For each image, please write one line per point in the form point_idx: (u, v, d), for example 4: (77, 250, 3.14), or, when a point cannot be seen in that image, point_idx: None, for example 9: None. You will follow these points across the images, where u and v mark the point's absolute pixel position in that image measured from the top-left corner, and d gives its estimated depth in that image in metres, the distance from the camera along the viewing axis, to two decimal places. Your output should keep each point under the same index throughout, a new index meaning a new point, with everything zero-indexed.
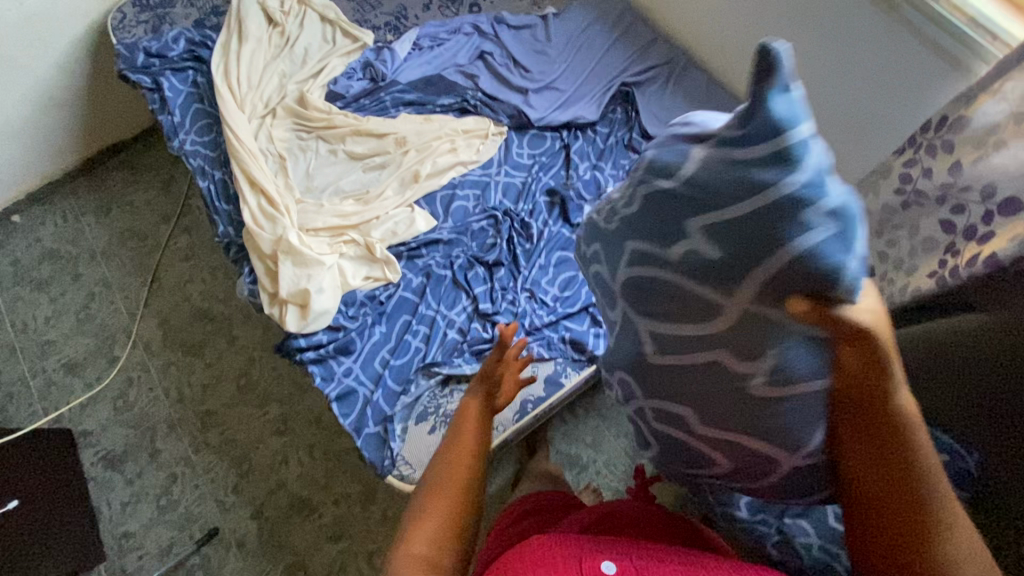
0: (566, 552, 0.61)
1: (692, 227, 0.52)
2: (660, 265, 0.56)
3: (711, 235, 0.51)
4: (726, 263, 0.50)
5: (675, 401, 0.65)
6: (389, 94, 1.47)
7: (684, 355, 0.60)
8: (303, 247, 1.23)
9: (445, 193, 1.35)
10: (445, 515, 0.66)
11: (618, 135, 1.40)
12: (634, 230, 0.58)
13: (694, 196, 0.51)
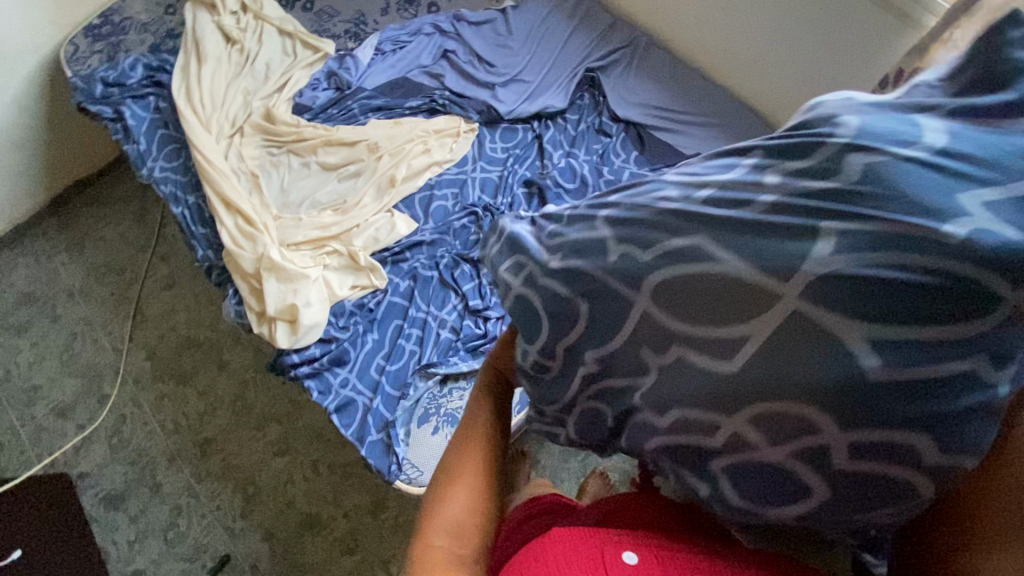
0: (587, 547, 0.60)
1: (966, 202, 0.44)
2: (913, 243, 0.45)
3: (988, 208, 0.44)
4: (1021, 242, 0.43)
5: (795, 399, 0.50)
6: (357, 102, 1.46)
7: (924, 345, 0.46)
8: (286, 262, 1.22)
9: (423, 194, 1.35)
10: (465, 499, 0.71)
11: (588, 120, 1.41)
12: (851, 198, 0.47)
13: (962, 168, 0.45)
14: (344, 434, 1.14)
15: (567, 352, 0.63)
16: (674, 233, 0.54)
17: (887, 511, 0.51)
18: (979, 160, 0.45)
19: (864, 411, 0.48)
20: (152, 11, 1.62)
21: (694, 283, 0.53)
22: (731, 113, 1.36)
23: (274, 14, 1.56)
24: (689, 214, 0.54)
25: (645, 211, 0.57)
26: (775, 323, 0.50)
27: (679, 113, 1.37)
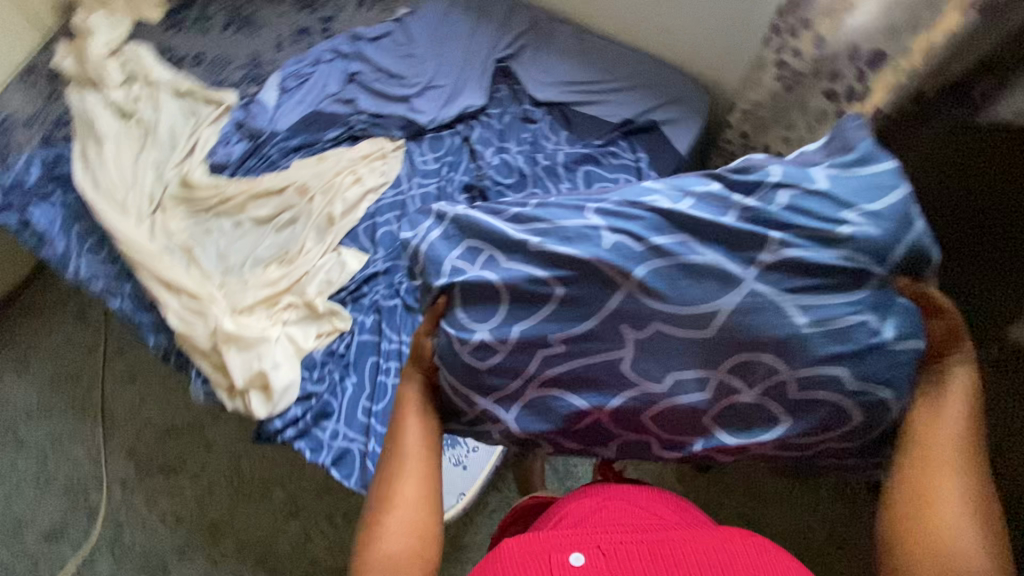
0: (537, 551, 0.67)
1: (855, 213, 0.65)
2: (823, 241, 0.65)
3: (871, 217, 0.65)
4: (891, 239, 0.64)
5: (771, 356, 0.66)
6: (274, 147, 1.40)
7: (842, 308, 0.65)
8: (242, 329, 1.17)
9: (366, 225, 1.31)
10: (401, 522, 0.70)
11: (512, 110, 1.37)
12: (776, 210, 0.67)
13: (847, 196, 0.66)
14: (348, 486, 1.12)
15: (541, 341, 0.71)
16: (661, 231, 0.68)
17: (834, 438, 0.69)
18: (856, 188, 0.66)
19: (814, 350, 0.65)
20: (34, 103, 1.52)
21: (687, 271, 0.67)
22: (648, 71, 1.36)
23: (165, 76, 1.49)
24: (672, 213, 0.69)
25: (637, 210, 0.70)
26: (737, 296, 0.66)
27: (598, 83, 1.36)
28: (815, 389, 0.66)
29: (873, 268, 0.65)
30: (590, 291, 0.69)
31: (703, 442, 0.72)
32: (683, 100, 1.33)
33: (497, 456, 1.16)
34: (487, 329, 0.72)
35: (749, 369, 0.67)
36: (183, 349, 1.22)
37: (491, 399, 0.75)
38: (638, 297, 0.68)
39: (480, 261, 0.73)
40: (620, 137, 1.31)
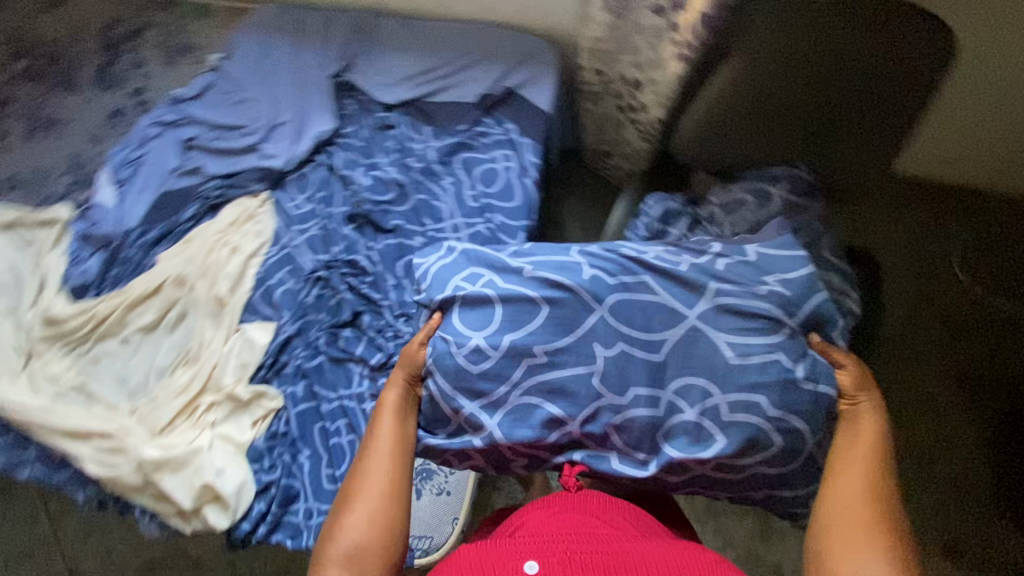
0: (496, 558, 0.70)
1: (767, 279, 0.90)
2: (739, 293, 0.88)
3: (781, 281, 0.90)
4: (794, 295, 0.88)
5: (700, 376, 0.86)
6: (132, 246, 1.27)
7: (758, 328, 0.87)
8: (169, 451, 1.08)
9: (260, 293, 1.22)
10: (368, 510, 0.77)
11: (367, 122, 1.29)
12: (697, 273, 0.91)
13: (755, 266, 0.91)
14: None
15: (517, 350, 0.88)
16: (618, 282, 0.91)
17: (774, 457, 0.84)
18: (771, 266, 0.91)
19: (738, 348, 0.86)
20: None
21: (630, 313, 0.89)
22: (487, 37, 1.31)
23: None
24: (623, 266, 0.92)
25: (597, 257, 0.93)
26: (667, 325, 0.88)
27: (442, 66, 1.30)
28: (744, 409, 0.84)
29: (783, 320, 0.87)
30: (562, 315, 0.89)
31: (657, 460, 0.86)
32: (531, 56, 1.29)
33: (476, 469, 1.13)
34: (479, 336, 0.88)
35: (685, 389, 0.86)
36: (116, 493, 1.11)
37: (474, 402, 0.87)
38: (604, 317, 0.89)
39: (479, 281, 0.93)
40: (483, 115, 1.27)
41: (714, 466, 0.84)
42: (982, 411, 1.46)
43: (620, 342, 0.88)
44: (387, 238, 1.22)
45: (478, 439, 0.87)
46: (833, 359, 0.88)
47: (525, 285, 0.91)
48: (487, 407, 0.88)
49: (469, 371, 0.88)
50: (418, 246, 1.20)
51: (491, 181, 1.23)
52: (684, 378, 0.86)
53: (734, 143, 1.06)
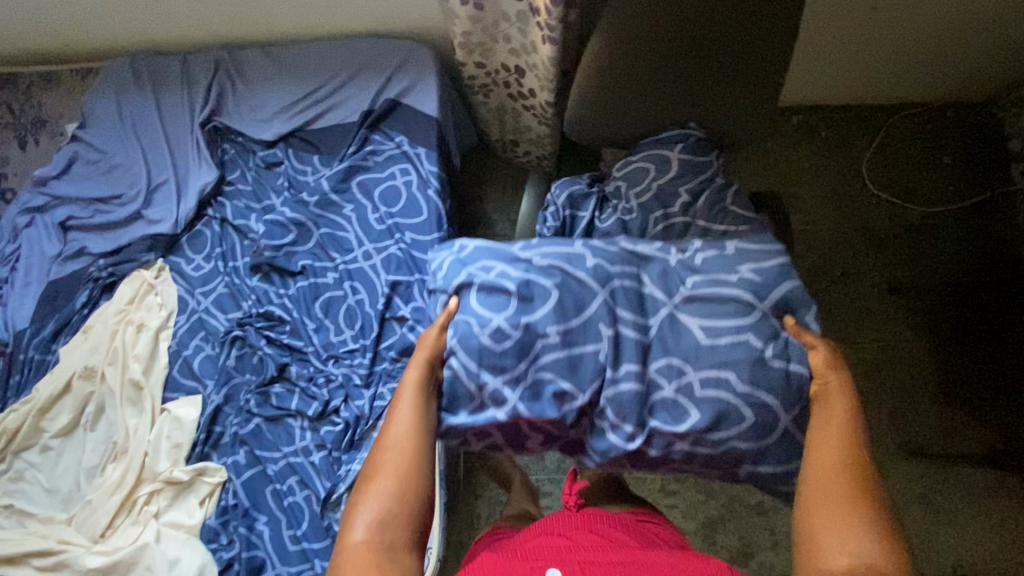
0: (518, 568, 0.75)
1: (739, 269, 0.86)
2: (704, 282, 0.86)
3: (749, 270, 0.86)
4: (760, 282, 0.85)
5: (667, 355, 0.83)
6: (28, 349, 1.18)
7: (727, 310, 0.84)
8: (115, 554, 1.02)
9: (178, 367, 1.16)
10: (394, 486, 0.68)
11: (251, 165, 1.22)
12: (658, 268, 0.88)
13: (725, 256, 0.87)
14: None
15: (523, 340, 0.82)
16: (592, 273, 0.86)
17: (747, 426, 0.80)
18: (745, 257, 0.87)
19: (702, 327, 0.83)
20: None
21: (605, 298, 0.85)
22: (358, 53, 1.25)
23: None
24: (602, 254, 0.88)
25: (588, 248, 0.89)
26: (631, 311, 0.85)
27: (316, 92, 1.23)
28: (713, 382, 0.81)
29: (754, 305, 0.84)
30: (564, 301, 0.84)
31: (638, 436, 0.82)
32: (406, 63, 1.23)
33: (441, 493, 1.11)
34: (500, 317, 0.83)
35: (663, 369, 0.83)
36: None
37: (498, 377, 0.81)
38: (599, 297, 0.84)
39: (493, 270, 0.86)
40: (370, 132, 1.21)
41: (690, 442, 0.81)
42: (916, 312, 1.52)
43: (608, 333, 0.83)
44: (299, 281, 1.16)
45: (502, 412, 0.82)
46: (804, 339, 0.82)
47: (534, 269, 0.86)
48: (509, 381, 0.82)
49: (492, 350, 0.82)
50: (331, 283, 1.15)
51: (393, 200, 1.18)
52: (666, 357, 0.83)
53: (624, 114, 1.05)
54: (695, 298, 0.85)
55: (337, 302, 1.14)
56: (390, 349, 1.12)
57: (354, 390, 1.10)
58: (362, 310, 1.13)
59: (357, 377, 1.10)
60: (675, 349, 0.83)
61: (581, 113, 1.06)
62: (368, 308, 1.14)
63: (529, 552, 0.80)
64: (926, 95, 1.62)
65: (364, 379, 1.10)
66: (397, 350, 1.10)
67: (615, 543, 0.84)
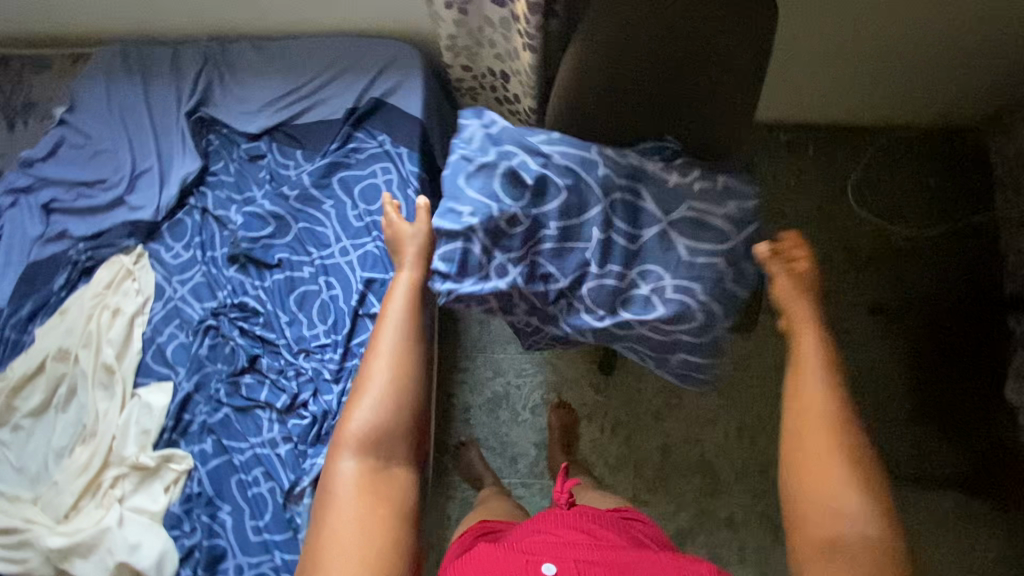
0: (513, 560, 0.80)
1: (730, 205, 0.97)
2: (697, 207, 0.97)
3: (738, 206, 0.97)
4: (745, 218, 0.97)
5: (652, 263, 0.96)
6: (4, 328, 1.19)
7: (711, 234, 0.96)
8: (76, 537, 1.03)
9: (151, 353, 1.17)
10: (386, 399, 0.86)
11: (235, 156, 1.23)
12: (659, 188, 0.98)
13: (722, 191, 0.98)
14: None
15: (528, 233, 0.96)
16: (600, 176, 0.97)
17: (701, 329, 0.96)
18: (738, 195, 0.98)
19: (683, 242, 0.96)
20: None
21: (605, 202, 0.97)
22: (346, 50, 1.26)
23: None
24: (613, 159, 0.98)
25: (598, 155, 0.98)
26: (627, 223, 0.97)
27: (303, 87, 1.25)
28: (683, 291, 0.94)
29: (735, 235, 0.96)
30: (568, 202, 0.97)
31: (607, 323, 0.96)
32: (393, 63, 1.25)
33: None
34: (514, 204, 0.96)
35: (647, 272, 0.96)
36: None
37: (505, 254, 0.95)
38: (599, 202, 0.97)
39: (514, 160, 0.97)
40: (353, 130, 1.22)
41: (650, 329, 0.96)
42: (894, 332, 1.52)
43: (599, 237, 0.96)
44: (275, 274, 1.18)
45: (505, 282, 0.95)
46: (770, 268, 0.94)
47: (548, 170, 0.97)
48: (515, 259, 0.95)
49: (503, 230, 0.96)
50: (307, 277, 1.17)
51: (373, 198, 1.19)
52: (651, 263, 0.96)
53: (602, 120, 1.04)
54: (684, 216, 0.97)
55: (312, 297, 1.16)
56: (361, 346, 1.13)
57: (323, 384, 1.11)
58: (335, 306, 1.15)
59: (326, 372, 1.12)
60: (658, 258, 0.96)
61: (561, 121, 1.05)
62: (341, 304, 1.15)
63: (526, 544, 0.84)
64: (916, 119, 1.63)
65: (333, 375, 1.11)
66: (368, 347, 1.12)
67: (608, 537, 0.89)
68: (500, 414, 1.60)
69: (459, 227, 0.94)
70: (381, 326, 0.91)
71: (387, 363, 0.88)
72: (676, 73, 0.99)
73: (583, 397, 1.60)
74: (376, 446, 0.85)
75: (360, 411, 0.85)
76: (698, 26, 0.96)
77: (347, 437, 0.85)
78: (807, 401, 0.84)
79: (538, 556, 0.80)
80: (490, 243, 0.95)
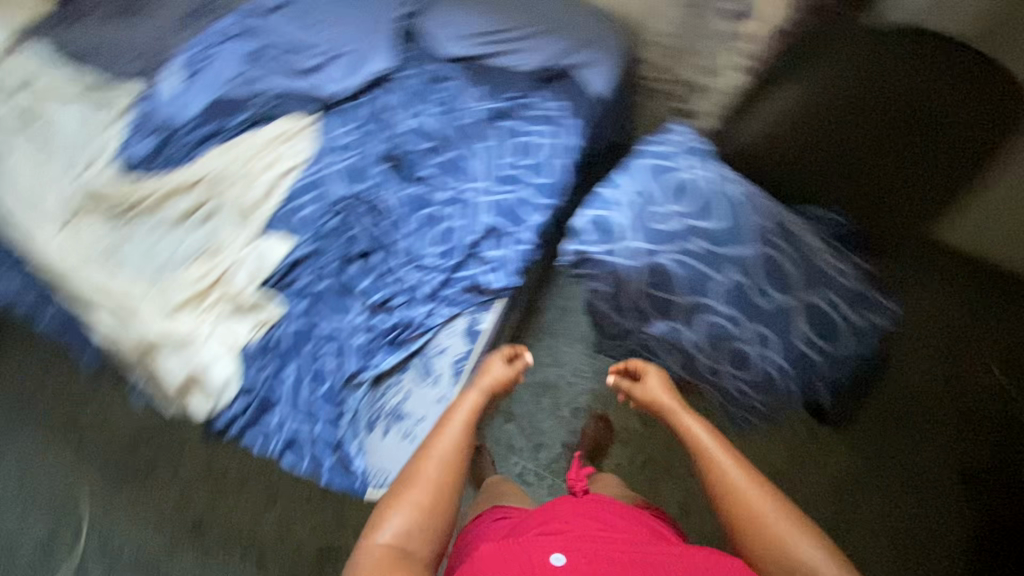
0: (520, 548, 0.78)
1: (860, 316, 0.93)
2: (832, 299, 0.93)
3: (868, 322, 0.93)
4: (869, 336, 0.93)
5: (764, 326, 0.93)
6: (183, 141, 1.34)
7: (831, 330, 0.92)
8: (169, 333, 1.16)
9: (284, 209, 1.27)
10: (428, 494, 0.86)
11: (424, 71, 1.31)
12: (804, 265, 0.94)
13: (860, 298, 0.94)
14: (300, 470, 1.13)
15: (679, 233, 0.95)
16: (767, 219, 0.95)
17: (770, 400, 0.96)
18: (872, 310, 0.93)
19: (805, 323, 0.92)
20: None
21: (754, 251, 0.93)
22: (558, 16, 1.31)
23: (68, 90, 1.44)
24: (779, 213, 0.96)
25: (765, 205, 0.96)
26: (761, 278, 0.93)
27: (507, 31, 1.30)
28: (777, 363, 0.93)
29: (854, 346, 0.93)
30: (726, 230, 0.94)
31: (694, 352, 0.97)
32: (596, 42, 1.28)
33: None
34: (676, 204, 0.97)
35: (753, 332, 0.93)
36: (118, 360, 1.20)
37: (647, 241, 0.96)
38: (749, 247, 0.93)
39: (694, 170, 0.99)
40: (536, 89, 1.26)
41: (732, 370, 0.96)
42: (970, 500, 1.49)
43: (732, 276, 0.93)
44: (413, 185, 1.23)
45: (630, 260, 0.96)
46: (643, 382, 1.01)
47: (722, 194, 0.96)
48: (655, 246, 0.96)
49: (654, 220, 0.97)
50: (440, 200, 1.21)
51: (528, 153, 1.21)
52: (764, 327, 0.93)
53: (790, 145, 1.12)
54: (816, 300, 0.93)
55: (437, 219, 1.20)
56: (462, 280, 1.18)
57: (416, 300, 1.17)
58: (455, 235, 1.19)
59: (423, 290, 1.17)
60: (773, 324, 0.92)
61: (761, 133, 1.14)
62: (460, 235, 1.19)
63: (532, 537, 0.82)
64: None
65: (428, 294, 1.17)
66: (466, 284, 1.18)
67: (609, 532, 0.87)
68: (542, 400, 1.62)
69: (605, 212, 0.99)
70: (456, 413, 1.00)
71: (456, 439, 0.95)
72: (884, 118, 1.05)
73: (625, 421, 1.59)
74: (435, 508, 0.86)
75: (422, 471, 0.89)
76: (919, 82, 1.05)
77: (410, 493, 0.86)
78: (722, 493, 0.82)
79: (545, 547, 0.78)
80: (626, 233, 0.97)
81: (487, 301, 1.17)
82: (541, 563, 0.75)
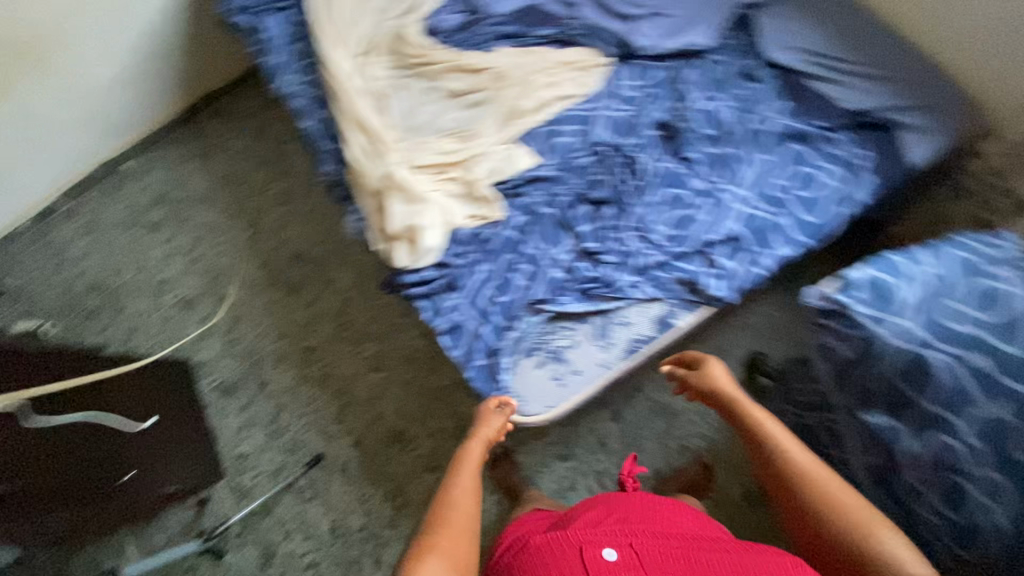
0: (570, 543, 0.78)
1: None
2: None
3: None
4: None
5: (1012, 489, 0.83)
6: (485, 29, 1.39)
7: None
8: (408, 182, 1.22)
9: (545, 128, 1.29)
10: (455, 547, 0.78)
11: (736, 64, 1.26)
12: None
13: None
14: (452, 354, 1.17)
15: (966, 342, 0.86)
16: None
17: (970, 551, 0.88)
18: None
19: None
20: None
21: None
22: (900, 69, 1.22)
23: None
24: None
25: None
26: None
27: (838, 62, 1.23)
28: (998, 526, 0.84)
29: None
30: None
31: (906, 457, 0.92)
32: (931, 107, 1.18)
33: (594, 392, 1.13)
34: (983, 312, 0.87)
35: (994, 481, 0.84)
36: (352, 185, 1.28)
37: (927, 329, 0.88)
38: None
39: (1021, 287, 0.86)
40: (848, 127, 1.19)
41: (940, 499, 0.89)
42: None
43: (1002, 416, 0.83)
44: (676, 163, 1.20)
45: (894, 338, 0.89)
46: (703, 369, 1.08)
47: None
48: (934, 339, 0.87)
49: (946, 313, 0.88)
50: (693, 188, 1.17)
51: (805, 186, 1.15)
52: (1007, 483, 0.83)
53: None
54: None
55: (681, 204, 1.16)
56: (677, 271, 1.13)
57: (626, 267, 1.15)
58: (693, 226, 1.14)
59: (636, 261, 1.15)
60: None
61: None
62: (699, 228, 1.14)
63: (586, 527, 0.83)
64: None
65: (641, 267, 1.14)
66: (683, 276, 1.12)
67: (669, 526, 0.86)
68: (656, 420, 1.57)
69: (889, 278, 0.92)
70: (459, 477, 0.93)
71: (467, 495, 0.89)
72: None
73: (727, 485, 1.50)
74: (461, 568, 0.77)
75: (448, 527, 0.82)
76: None
77: (442, 541, 0.78)
78: (790, 478, 0.89)
79: (597, 538, 0.79)
80: (904, 311, 0.90)
81: (694, 302, 1.12)
82: (593, 557, 0.75)
